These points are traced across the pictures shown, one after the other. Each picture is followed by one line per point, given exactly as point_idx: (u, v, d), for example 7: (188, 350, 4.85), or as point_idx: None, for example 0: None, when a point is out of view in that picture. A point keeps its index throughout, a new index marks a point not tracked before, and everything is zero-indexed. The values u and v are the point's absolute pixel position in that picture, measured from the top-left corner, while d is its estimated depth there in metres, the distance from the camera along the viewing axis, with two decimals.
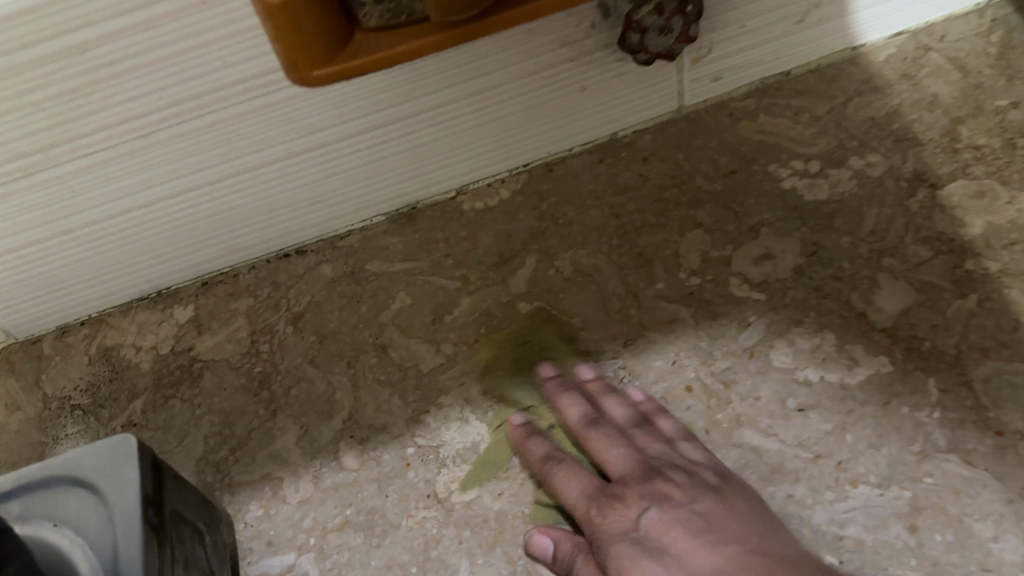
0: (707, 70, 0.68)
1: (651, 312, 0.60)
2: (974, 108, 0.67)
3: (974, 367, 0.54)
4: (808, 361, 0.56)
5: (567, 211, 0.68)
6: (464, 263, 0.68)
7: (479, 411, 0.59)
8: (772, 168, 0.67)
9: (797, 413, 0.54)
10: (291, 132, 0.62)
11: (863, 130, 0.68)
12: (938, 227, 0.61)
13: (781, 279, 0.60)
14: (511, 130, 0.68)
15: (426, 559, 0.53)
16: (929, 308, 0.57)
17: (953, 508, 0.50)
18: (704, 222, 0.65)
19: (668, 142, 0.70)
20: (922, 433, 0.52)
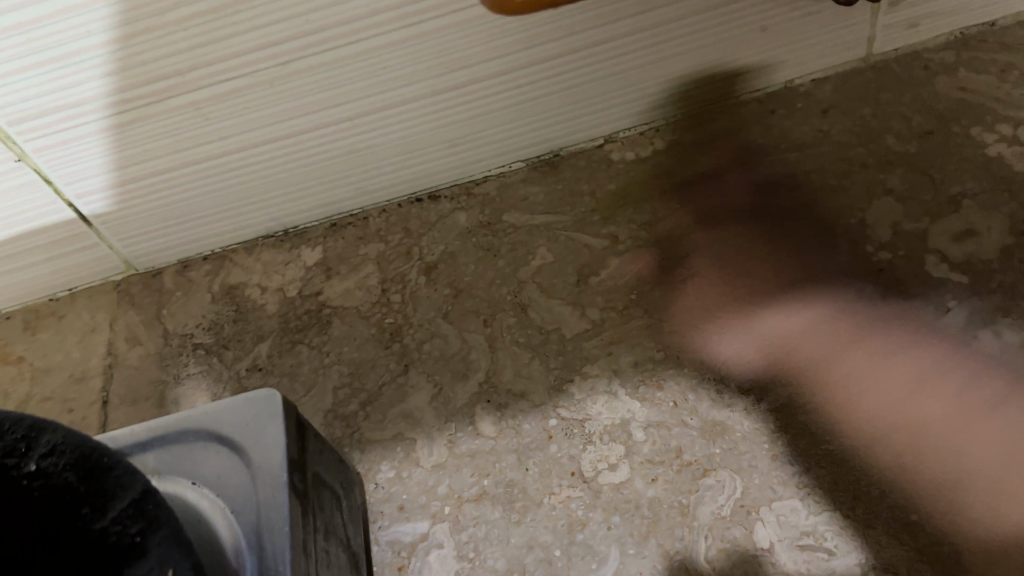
0: (906, 15, 0.61)
1: (832, 289, 0.54)
2: None
3: None
4: (1018, 358, 0.49)
5: (732, 168, 0.62)
6: (613, 219, 0.62)
7: (629, 385, 0.54)
8: (975, 132, 0.59)
9: (1002, 416, 0.48)
10: (441, 66, 0.57)
11: None
12: None
13: (986, 260, 0.53)
14: (676, 72, 0.61)
15: (571, 543, 0.49)
16: None
17: None
18: (896, 188, 0.57)
19: (851, 96, 0.62)
20: None
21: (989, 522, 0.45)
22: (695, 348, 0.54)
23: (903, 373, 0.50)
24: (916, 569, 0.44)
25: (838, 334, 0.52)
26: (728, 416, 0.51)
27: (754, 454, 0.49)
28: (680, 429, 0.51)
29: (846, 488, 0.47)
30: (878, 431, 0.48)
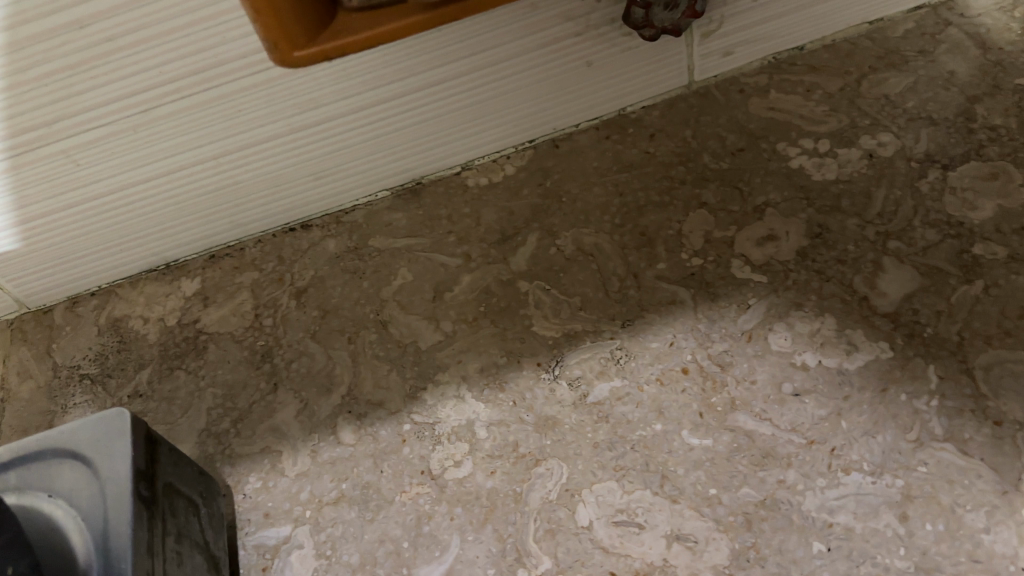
0: (718, 45, 0.67)
1: (650, 293, 0.61)
2: (993, 86, 0.65)
3: (975, 355, 0.53)
4: (806, 345, 0.55)
5: (571, 189, 0.68)
6: (466, 240, 0.67)
7: (475, 389, 0.59)
8: (781, 146, 0.65)
9: (792, 397, 0.54)
10: (293, 108, 0.62)
11: (876, 108, 0.66)
12: (948, 210, 0.59)
13: (783, 261, 0.59)
14: (516, 105, 0.67)
15: (418, 535, 0.54)
16: (933, 294, 0.56)
17: (945, 497, 0.49)
18: (709, 201, 0.64)
19: (676, 119, 0.69)
20: (919, 421, 0.51)
21: (776, 492, 0.51)
22: (533, 352, 0.60)
23: (707, 364, 0.56)
24: (713, 536, 0.50)
25: (654, 333, 0.59)
26: (559, 411, 0.57)
27: (579, 443, 0.55)
28: (518, 425, 0.57)
29: (655, 468, 0.53)
30: (684, 416, 0.55)
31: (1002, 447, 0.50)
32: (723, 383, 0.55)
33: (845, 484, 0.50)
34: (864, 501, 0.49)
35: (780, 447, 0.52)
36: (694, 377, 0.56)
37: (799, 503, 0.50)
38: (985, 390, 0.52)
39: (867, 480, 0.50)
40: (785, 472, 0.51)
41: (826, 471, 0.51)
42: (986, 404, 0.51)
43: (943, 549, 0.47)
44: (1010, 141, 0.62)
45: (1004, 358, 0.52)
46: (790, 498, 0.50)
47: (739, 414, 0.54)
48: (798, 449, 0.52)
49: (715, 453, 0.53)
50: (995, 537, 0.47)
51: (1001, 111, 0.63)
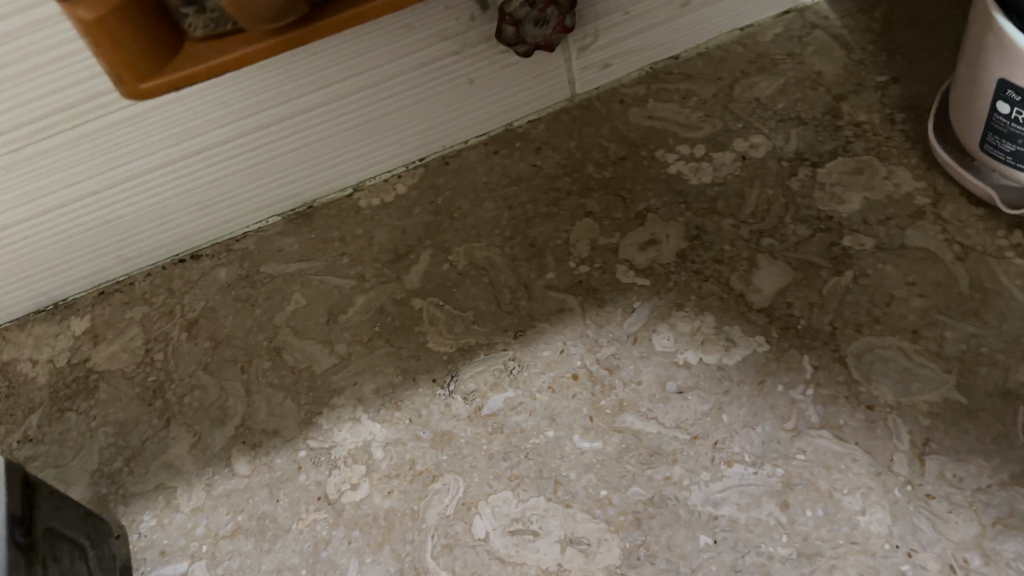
0: (595, 58, 0.69)
1: (540, 303, 0.61)
2: (857, 84, 0.67)
3: (848, 343, 0.55)
4: (688, 344, 0.57)
5: (461, 204, 0.68)
6: (360, 261, 0.67)
7: (371, 410, 0.59)
8: (659, 153, 0.67)
9: (676, 395, 0.55)
10: (172, 138, 0.61)
11: (749, 111, 0.68)
12: (818, 205, 0.62)
13: (665, 264, 0.61)
14: (402, 124, 0.68)
15: (316, 561, 0.54)
16: (805, 287, 0.58)
17: (823, 483, 0.50)
18: (594, 210, 0.65)
19: (561, 132, 0.71)
20: (796, 410, 0.53)
21: (664, 489, 0.52)
22: (428, 368, 0.60)
23: (596, 368, 0.58)
24: (604, 537, 0.51)
25: (544, 341, 0.60)
26: (454, 425, 0.57)
27: (474, 456, 0.56)
28: (414, 443, 0.57)
29: (548, 474, 0.54)
30: (575, 421, 0.56)
31: (874, 430, 0.51)
32: (611, 386, 0.57)
33: (728, 477, 0.51)
34: (747, 492, 0.51)
35: (665, 445, 0.53)
36: (583, 383, 0.57)
37: (686, 499, 0.51)
38: (857, 376, 0.53)
39: (748, 471, 0.51)
40: (671, 468, 0.52)
41: (710, 464, 0.52)
42: (859, 390, 0.53)
43: (823, 533, 0.49)
44: (874, 136, 0.64)
45: (874, 345, 0.54)
46: (676, 493, 0.51)
47: (627, 415, 0.55)
48: (682, 445, 0.53)
49: (605, 455, 0.54)
50: (871, 518, 0.49)
51: (865, 107, 0.66)
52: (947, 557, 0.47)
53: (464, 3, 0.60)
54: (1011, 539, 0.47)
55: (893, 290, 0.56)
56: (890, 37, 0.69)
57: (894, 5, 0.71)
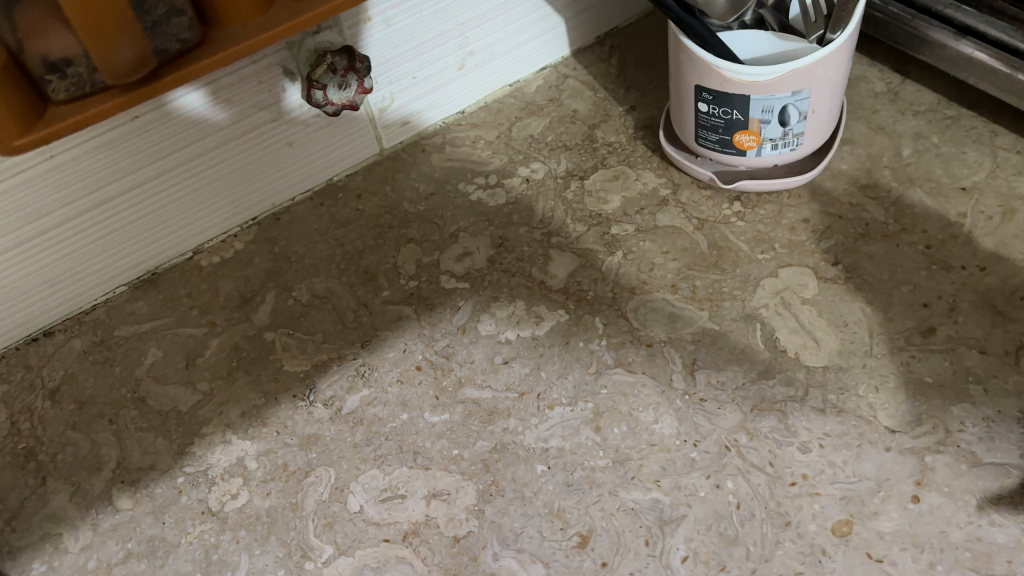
0: (395, 116, 0.83)
1: (380, 316, 0.71)
2: (605, 115, 0.85)
3: (626, 302, 0.69)
4: (506, 325, 0.69)
5: (297, 249, 0.78)
6: (209, 310, 0.75)
7: (240, 431, 0.66)
8: (460, 186, 0.81)
9: (503, 365, 0.67)
10: (18, 220, 0.67)
11: (526, 145, 0.83)
12: (589, 207, 0.77)
13: (479, 269, 0.74)
14: (231, 188, 0.77)
15: (208, 563, 0.60)
16: (589, 268, 0.72)
17: (624, 406, 0.63)
18: (414, 236, 0.77)
19: (375, 180, 0.83)
20: (595, 357, 0.66)
21: (503, 437, 0.62)
22: (288, 387, 0.68)
23: (435, 358, 0.68)
24: (461, 485, 0.60)
25: (388, 345, 0.69)
26: (319, 428, 0.65)
27: (340, 448, 0.64)
28: (284, 449, 0.65)
29: (407, 448, 0.63)
30: (424, 402, 0.65)
31: (655, 360, 0.65)
32: (449, 368, 0.67)
33: (552, 417, 0.63)
34: (567, 425, 0.62)
35: (500, 404, 0.64)
36: (426, 371, 0.67)
37: (522, 441, 0.62)
38: (637, 324, 0.68)
39: (567, 410, 0.63)
40: (507, 421, 0.63)
41: (537, 411, 0.63)
42: (640, 334, 0.67)
43: (629, 442, 0.61)
44: (623, 150, 0.81)
45: (645, 300, 0.69)
46: (514, 438, 0.62)
47: (467, 388, 0.65)
48: (513, 401, 0.64)
49: (453, 422, 0.64)
50: (663, 424, 0.61)
51: (614, 131, 0.83)
52: (722, 440, 0.60)
53: (275, 76, 0.72)
54: (765, 418, 0.60)
55: (653, 259, 0.72)
56: (624, 77, 0.88)
57: (623, 54, 0.90)
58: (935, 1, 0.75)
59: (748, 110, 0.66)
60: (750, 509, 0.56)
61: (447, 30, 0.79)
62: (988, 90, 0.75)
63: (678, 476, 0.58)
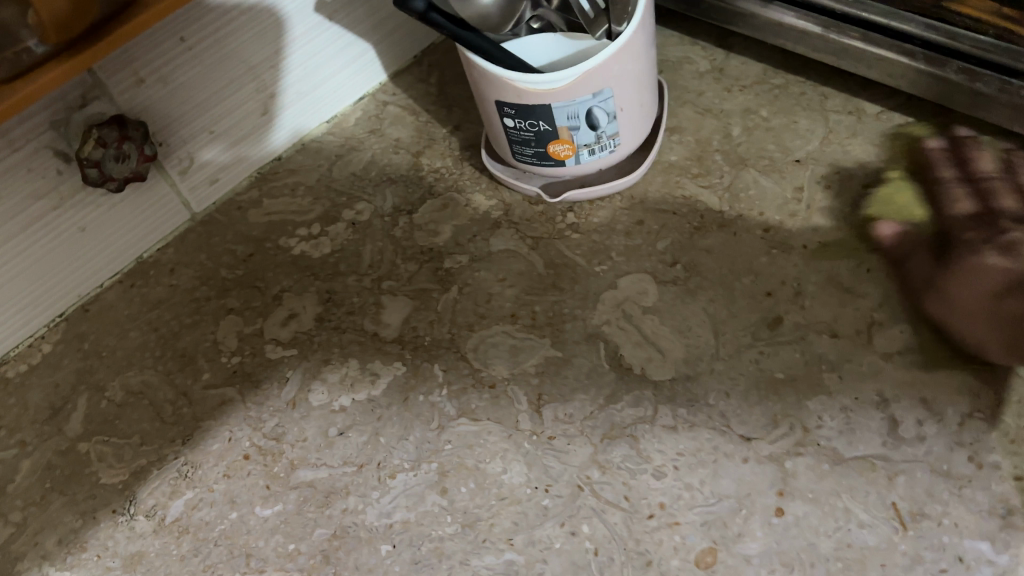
0: (200, 176, 0.76)
1: (202, 404, 0.65)
2: (429, 139, 0.78)
3: (464, 342, 0.63)
4: (339, 390, 0.63)
5: (109, 342, 0.71)
6: (17, 428, 0.66)
7: (57, 561, 0.59)
8: (280, 241, 0.74)
9: (338, 437, 0.60)
10: None
11: (348, 185, 0.76)
12: (419, 243, 0.70)
13: (306, 331, 0.67)
14: (26, 288, 0.69)
15: None
16: (424, 309, 0.66)
17: (470, 460, 0.57)
18: (234, 305, 0.70)
19: (188, 249, 0.76)
20: (436, 410, 0.60)
21: (343, 520, 0.56)
22: (107, 502, 0.61)
23: (264, 442, 0.62)
24: None
25: (211, 436, 0.63)
26: (142, 544, 0.59)
27: (166, 564, 0.57)
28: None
29: (239, 551, 0.57)
30: (254, 495, 0.59)
31: (499, 403, 0.59)
32: (279, 451, 0.61)
33: (394, 487, 0.57)
34: (411, 493, 0.56)
35: (337, 482, 0.58)
36: (255, 459, 0.61)
37: (363, 520, 0.56)
38: (478, 364, 0.61)
39: (410, 476, 0.57)
40: (346, 499, 0.57)
41: (377, 483, 0.57)
42: (481, 374, 0.61)
43: (478, 501, 0.55)
44: (450, 175, 0.75)
45: (485, 336, 0.63)
46: (355, 519, 0.56)
47: (300, 471, 0.59)
48: (351, 476, 0.58)
49: (287, 513, 0.58)
50: (512, 473, 0.56)
51: (439, 156, 0.77)
52: (575, 479, 0.54)
53: (45, 161, 0.64)
54: (617, 447, 0.55)
55: (490, 289, 0.65)
56: (445, 96, 0.82)
57: (443, 72, 0.85)
58: None
59: (553, 119, 0.61)
60: (608, 554, 0.51)
61: (239, 75, 0.72)
62: (812, 57, 0.71)
63: (532, 529, 0.53)
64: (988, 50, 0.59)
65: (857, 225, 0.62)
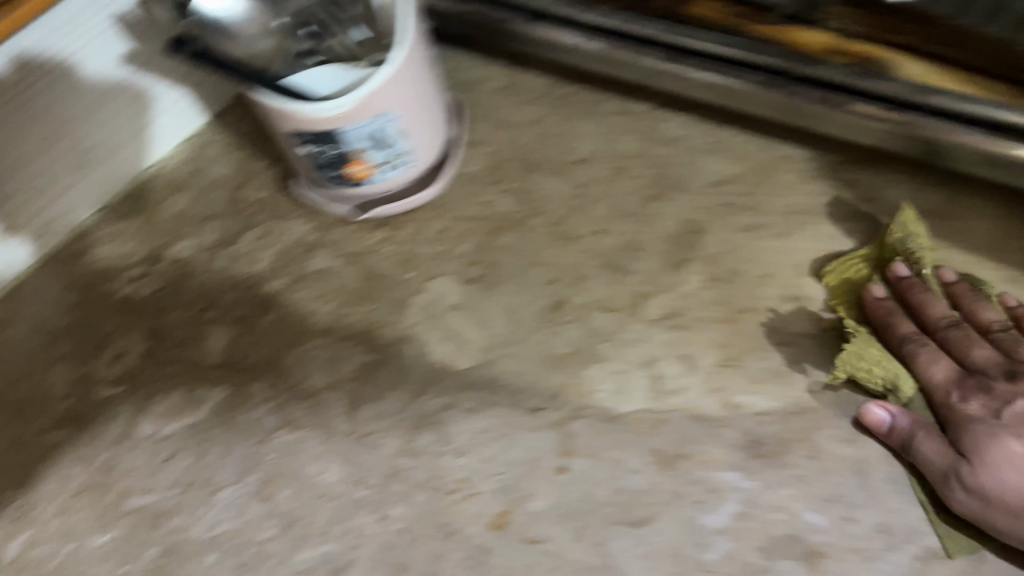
0: (22, 233, 0.75)
1: (33, 449, 0.66)
2: (248, 174, 0.80)
3: (283, 359, 0.66)
4: (165, 419, 0.65)
5: None
6: None
7: None
8: (107, 286, 0.75)
9: (167, 462, 0.63)
10: None
11: (173, 226, 0.78)
12: (239, 271, 0.73)
13: (134, 368, 0.69)
14: None
15: None
16: (245, 333, 0.69)
17: (289, 466, 0.60)
18: (64, 352, 0.72)
19: (17, 304, 0.76)
20: (257, 426, 0.63)
21: (172, 538, 0.59)
22: None
23: (95, 477, 0.64)
24: None
25: (44, 478, 0.65)
26: None
27: None
28: None
29: None
30: (87, 527, 0.62)
31: (315, 411, 0.63)
32: (110, 483, 0.63)
33: (219, 501, 0.60)
34: (233, 505, 0.60)
35: (166, 504, 0.61)
36: (87, 494, 0.63)
37: (191, 535, 0.59)
38: (295, 376, 0.65)
39: (234, 489, 0.60)
40: (175, 518, 0.60)
41: (203, 499, 0.60)
42: (299, 387, 0.64)
43: (297, 502, 0.59)
44: (268, 205, 0.77)
45: (302, 350, 0.66)
46: (182, 535, 0.59)
47: (130, 498, 0.62)
48: (179, 497, 0.61)
49: (119, 539, 0.60)
50: (327, 472, 0.60)
51: (259, 187, 0.79)
52: (385, 469, 0.59)
53: None
54: (423, 435, 0.60)
55: (306, 307, 0.69)
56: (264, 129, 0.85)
57: None
58: None
59: (343, 143, 0.63)
60: (414, 531, 0.56)
61: (50, 135, 0.71)
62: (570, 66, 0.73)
63: (345, 520, 0.57)
64: (722, 45, 0.65)
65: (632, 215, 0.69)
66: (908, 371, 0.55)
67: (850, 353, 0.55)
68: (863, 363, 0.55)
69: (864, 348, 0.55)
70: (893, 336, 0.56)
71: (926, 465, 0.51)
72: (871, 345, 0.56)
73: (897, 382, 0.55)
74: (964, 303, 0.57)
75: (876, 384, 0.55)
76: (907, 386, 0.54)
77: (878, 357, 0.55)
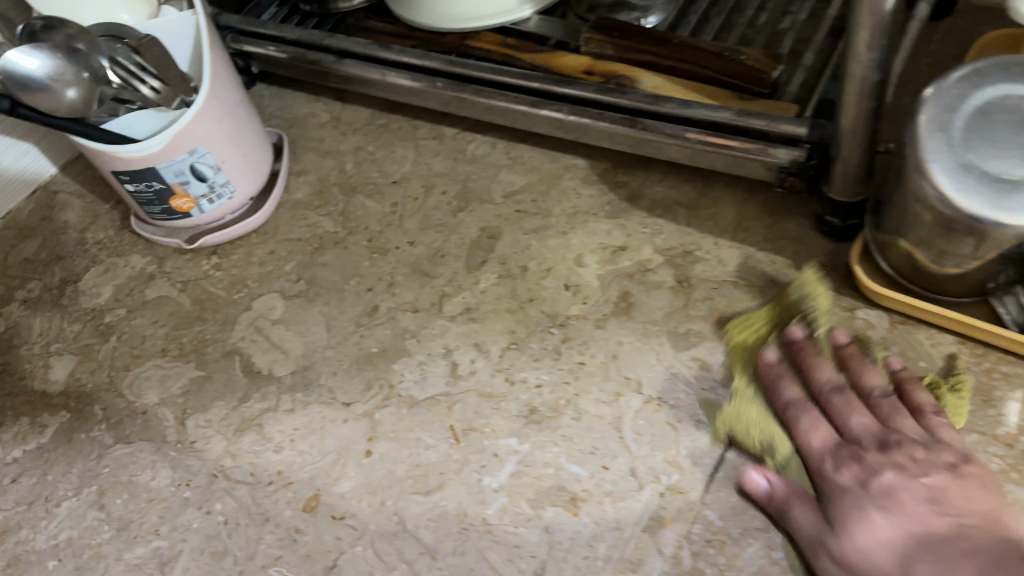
0: None
1: None
2: (94, 216, 0.86)
3: (122, 380, 0.72)
4: (11, 445, 0.70)
5: None
6: None
7: None
8: None
9: (11, 484, 0.68)
10: None
11: (22, 269, 0.83)
12: (83, 305, 0.79)
13: None
14: None
15: None
16: (87, 360, 0.74)
17: (125, 476, 0.66)
18: None
19: None
20: (97, 442, 0.68)
21: (15, 551, 0.64)
22: None
23: None
24: None
25: None
26: None
27: None
28: None
29: None
30: None
31: (150, 424, 0.69)
32: None
33: (59, 513, 0.65)
34: (73, 515, 0.65)
35: (10, 521, 0.65)
36: None
37: (33, 546, 0.64)
38: (132, 395, 0.71)
39: (73, 501, 0.65)
40: (17, 534, 0.65)
41: (45, 514, 0.65)
42: (136, 404, 0.70)
43: (131, 506, 0.64)
44: (111, 243, 0.83)
45: (139, 371, 0.72)
46: (25, 547, 0.64)
47: None
48: (22, 513, 0.66)
49: None
50: (158, 477, 0.65)
51: (104, 227, 0.85)
52: (211, 469, 0.65)
53: None
54: (245, 436, 0.66)
55: (144, 332, 0.75)
56: None
57: None
58: (313, 36, 0.81)
59: (162, 179, 0.71)
60: (235, 520, 0.62)
61: None
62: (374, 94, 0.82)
63: (174, 517, 0.63)
64: (500, 73, 0.74)
65: (437, 226, 0.77)
66: (785, 431, 0.57)
67: (733, 411, 0.59)
68: (741, 425, 0.58)
69: (741, 409, 0.58)
70: (778, 400, 0.58)
71: (798, 533, 0.52)
72: (754, 406, 0.59)
73: (771, 445, 0.57)
74: (799, 415, 0.56)
75: (753, 444, 0.57)
76: (782, 447, 0.56)
77: (757, 419, 0.58)
